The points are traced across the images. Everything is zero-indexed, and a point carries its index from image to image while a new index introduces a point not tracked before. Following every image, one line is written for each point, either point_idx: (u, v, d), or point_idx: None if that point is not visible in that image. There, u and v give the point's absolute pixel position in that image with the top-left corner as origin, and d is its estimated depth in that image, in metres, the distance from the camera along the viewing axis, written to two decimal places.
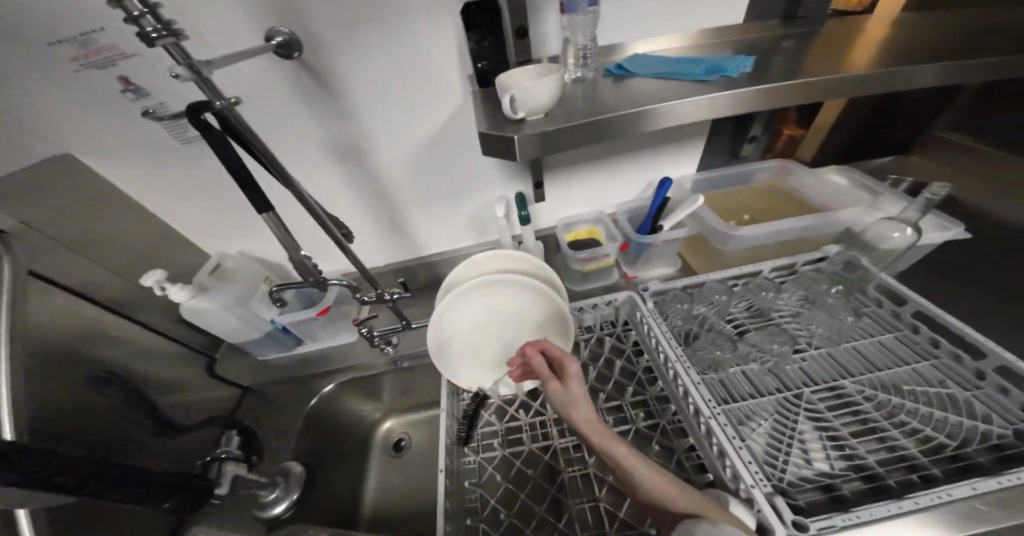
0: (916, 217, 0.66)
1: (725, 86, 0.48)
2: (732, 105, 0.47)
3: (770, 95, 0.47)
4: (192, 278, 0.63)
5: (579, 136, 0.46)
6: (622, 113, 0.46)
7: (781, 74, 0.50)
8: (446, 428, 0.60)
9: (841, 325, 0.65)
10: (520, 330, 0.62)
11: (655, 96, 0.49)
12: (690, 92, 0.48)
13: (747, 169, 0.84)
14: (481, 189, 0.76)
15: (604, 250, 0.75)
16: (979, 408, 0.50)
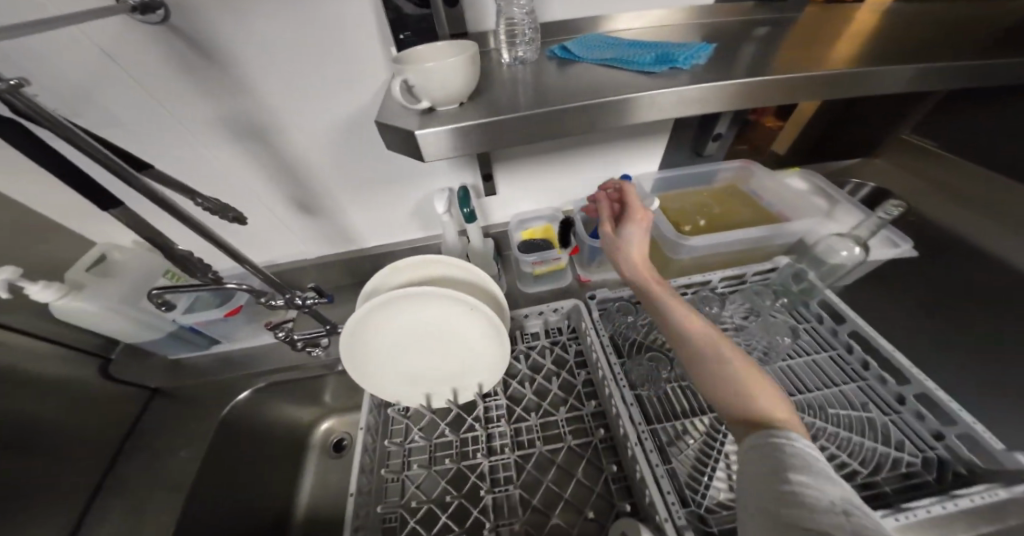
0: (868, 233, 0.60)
1: (671, 82, 0.40)
2: (674, 104, 0.39)
3: (718, 93, 0.39)
4: (67, 277, 0.57)
5: (496, 135, 0.37)
6: (544, 110, 0.37)
7: (742, 66, 0.42)
8: (360, 445, 0.54)
9: (782, 342, 0.62)
10: (450, 343, 0.57)
11: (591, 86, 0.41)
12: (631, 86, 0.40)
13: (714, 168, 0.77)
14: (419, 179, 0.68)
15: (554, 253, 0.69)
16: (894, 432, 0.52)
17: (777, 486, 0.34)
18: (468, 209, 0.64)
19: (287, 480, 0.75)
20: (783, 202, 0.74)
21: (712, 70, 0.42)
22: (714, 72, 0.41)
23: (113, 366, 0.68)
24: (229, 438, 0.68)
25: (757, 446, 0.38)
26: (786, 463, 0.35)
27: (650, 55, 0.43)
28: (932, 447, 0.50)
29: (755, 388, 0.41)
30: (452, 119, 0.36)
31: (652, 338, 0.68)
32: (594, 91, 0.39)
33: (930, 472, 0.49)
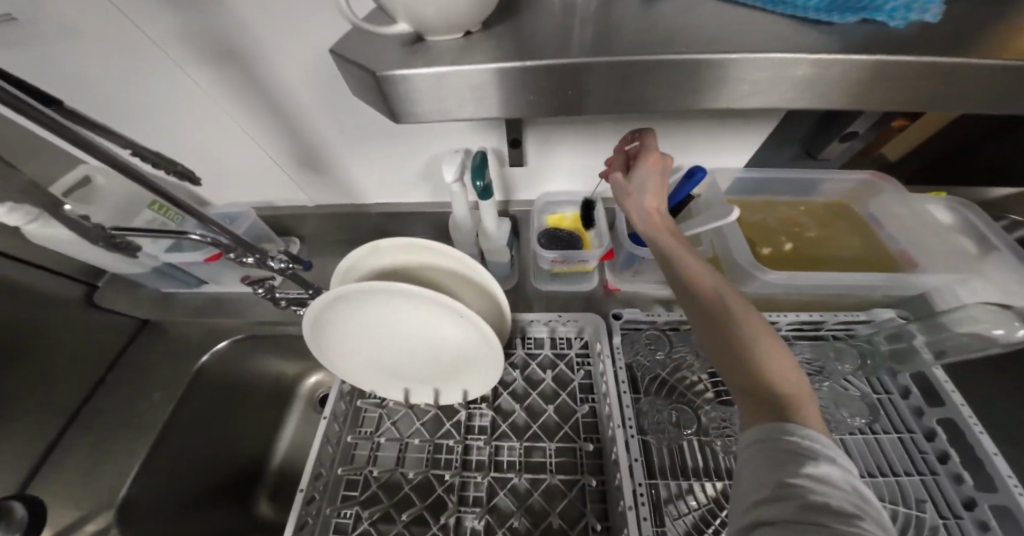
0: None
1: (860, 45, 0.22)
2: (841, 82, 0.23)
3: (940, 76, 0.22)
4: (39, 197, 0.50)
5: (511, 94, 0.23)
6: (601, 61, 0.22)
7: (975, 29, 0.23)
8: (319, 439, 0.47)
9: (850, 420, 0.48)
10: (433, 345, 0.48)
11: (700, 31, 0.24)
12: (776, 39, 0.23)
13: (818, 176, 0.59)
14: (431, 135, 0.55)
15: (581, 255, 0.57)
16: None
17: (773, 483, 0.25)
18: (482, 182, 0.51)
19: (265, 429, 0.75)
20: (914, 237, 0.55)
21: (937, 34, 0.23)
22: (935, 38, 0.23)
23: (96, 294, 0.71)
24: (206, 380, 0.70)
25: (762, 437, 0.27)
26: (790, 461, 0.25)
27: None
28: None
29: (768, 361, 0.30)
30: (450, 56, 0.22)
31: (682, 376, 0.57)
32: (706, 40, 0.23)
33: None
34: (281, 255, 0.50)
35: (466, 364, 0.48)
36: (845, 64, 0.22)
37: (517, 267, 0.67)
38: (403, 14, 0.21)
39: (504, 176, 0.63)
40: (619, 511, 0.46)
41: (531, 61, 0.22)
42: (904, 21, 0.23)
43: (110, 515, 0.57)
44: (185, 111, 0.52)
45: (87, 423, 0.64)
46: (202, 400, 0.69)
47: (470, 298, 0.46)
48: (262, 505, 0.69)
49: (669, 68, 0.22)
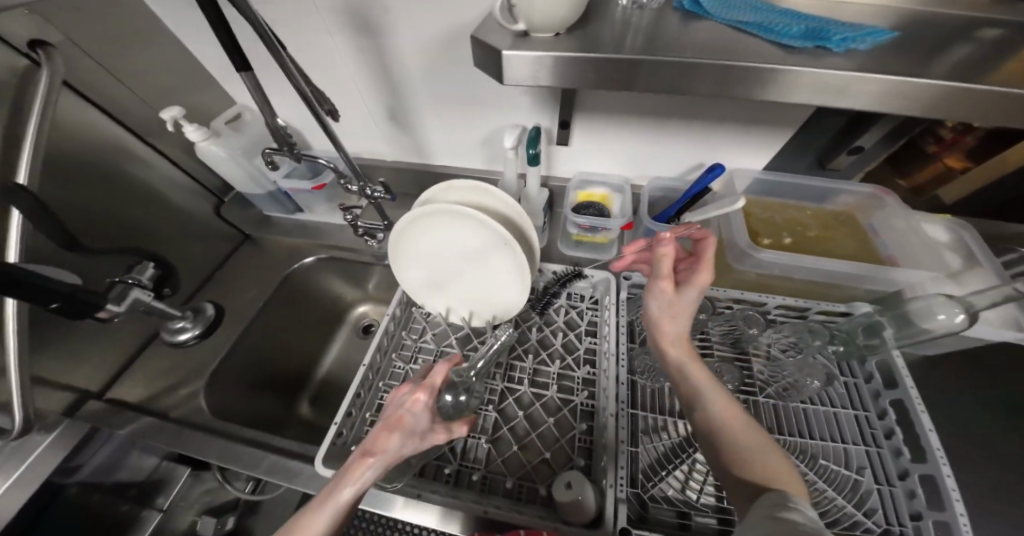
0: (984, 305, 0.50)
1: (818, 64, 0.32)
2: (807, 86, 0.33)
3: (878, 88, 0.31)
4: (210, 122, 0.72)
5: (577, 69, 0.35)
6: (639, 58, 0.34)
7: (920, 64, 0.33)
8: (385, 326, 0.64)
9: (809, 385, 0.57)
10: (475, 267, 0.62)
11: (718, 45, 0.35)
12: (761, 55, 0.33)
13: (826, 185, 0.67)
14: (500, 110, 0.68)
15: (605, 223, 0.68)
16: (872, 501, 0.49)
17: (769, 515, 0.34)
18: (534, 151, 0.63)
19: (316, 344, 0.91)
20: (904, 246, 0.62)
21: (887, 64, 0.32)
22: (886, 65, 0.32)
23: (222, 207, 0.89)
24: (285, 288, 0.87)
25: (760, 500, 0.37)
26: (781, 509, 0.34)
27: (808, 24, 0.35)
28: (903, 526, 0.47)
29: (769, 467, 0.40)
30: (544, 45, 0.35)
31: None
32: (713, 54, 0.34)
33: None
34: (373, 187, 0.65)
35: (498, 287, 0.63)
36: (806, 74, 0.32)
37: (547, 232, 0.79)
38: (522, 16, 0.34)
39: (551, 153, 0.75)
40: (603, 424, 0.58)
41: (596, 58, 0.34)
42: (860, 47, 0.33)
43: (201, 380, 0.71)
44: (318, 69, 0.67)
45: (194, 302, 0.81)
46: (277, 307, 0.85)
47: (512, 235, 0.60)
48: (304, 407, 0.84)
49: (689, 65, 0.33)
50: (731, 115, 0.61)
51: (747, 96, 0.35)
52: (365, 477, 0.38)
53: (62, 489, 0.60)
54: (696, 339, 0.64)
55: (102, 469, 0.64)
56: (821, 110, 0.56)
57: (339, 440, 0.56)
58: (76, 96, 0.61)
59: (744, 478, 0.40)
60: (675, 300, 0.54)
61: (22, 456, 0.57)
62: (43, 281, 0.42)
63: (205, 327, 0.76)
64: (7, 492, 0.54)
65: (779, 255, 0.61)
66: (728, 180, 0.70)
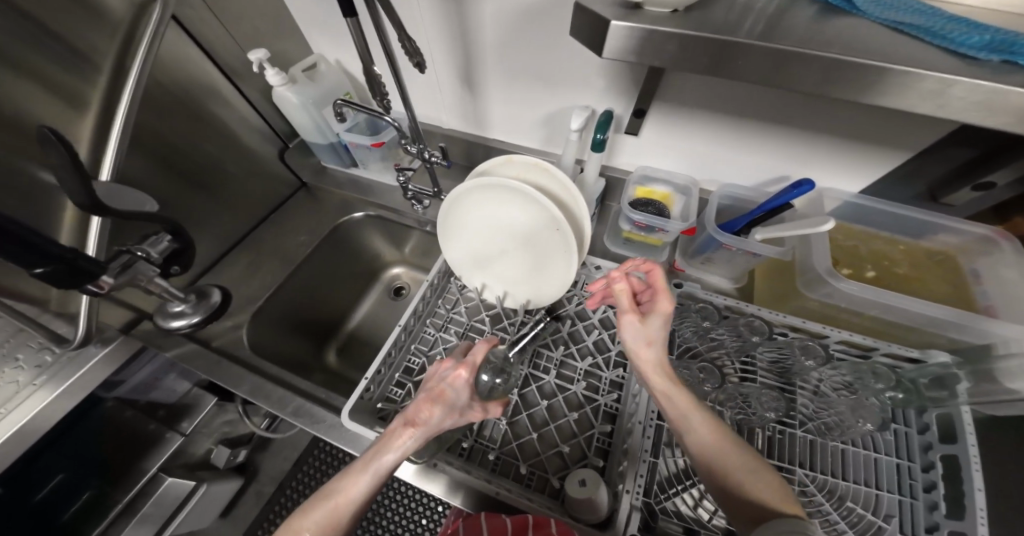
0: None
1: (1000, 78, 0.26)
2: (971, 103, 0.27)
3: None
4: (287, 69, 0.73)
5: (694, 54, 0.32)
6: (776, 47, 0.29)
7: None
8: (422, 292, 0.64)
9: (859, 428, 0.52)
10: (524, 248, 0.61)
11: (861, 41, 0.30)
12: (919, 59, 0.28)
13: (929, 221, 0.59)
14: (576, 91, 0.65)
15: (664, 224, 0.64)
16: None
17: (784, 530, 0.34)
18: (601, 135, 0.59)
19: (349, 298, 0.94)
20: None
21: None
22: None
23: (286, 152, 0.92)
24: (330, 242, 0.89)
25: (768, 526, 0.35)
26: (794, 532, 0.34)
27: (988, 27, 0.29)
28: None
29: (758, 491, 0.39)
30: (657, 21, 0.32)
31: (715, 355, 0.62)
32: (859, 55, 0.29)
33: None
34: (433, 152, 0.65)
35: (544, 274, 0.62)
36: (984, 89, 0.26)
37: (595, 224, 0.77)
38: None
39: (618, 142, 0.71)
40: (626, 429, 0.57)
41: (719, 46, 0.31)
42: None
43: (245, 316, 0.74)
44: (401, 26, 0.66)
45: (250, 241, 0.85)
46: (320, 259, 0.87)
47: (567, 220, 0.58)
48: (331, 356, 0.88)
49: (835, 61, 0.28)
50: (836, 129, 0.54)
51: (887, 108, 0.30)
52: (406, 446, 0.38)
53: (99, 403, 0.62)
54: (738, 360, 0.61)
55: (142, 386, 0.68)
56: (949, 131, 0.49)
57: (365, 395, 0.57)
58: (181, 29, 0.64)
59: (740, 503, 0.39)
60: (644, 327, 0.49)
61: (73, 369, 0.57)
62: (35, 234, 0.39)
63: (207, 315, 0.69)
64: (59, 398, 0.55)
65: (863, 287, 0.55)
66: (815, 199, 0.63)
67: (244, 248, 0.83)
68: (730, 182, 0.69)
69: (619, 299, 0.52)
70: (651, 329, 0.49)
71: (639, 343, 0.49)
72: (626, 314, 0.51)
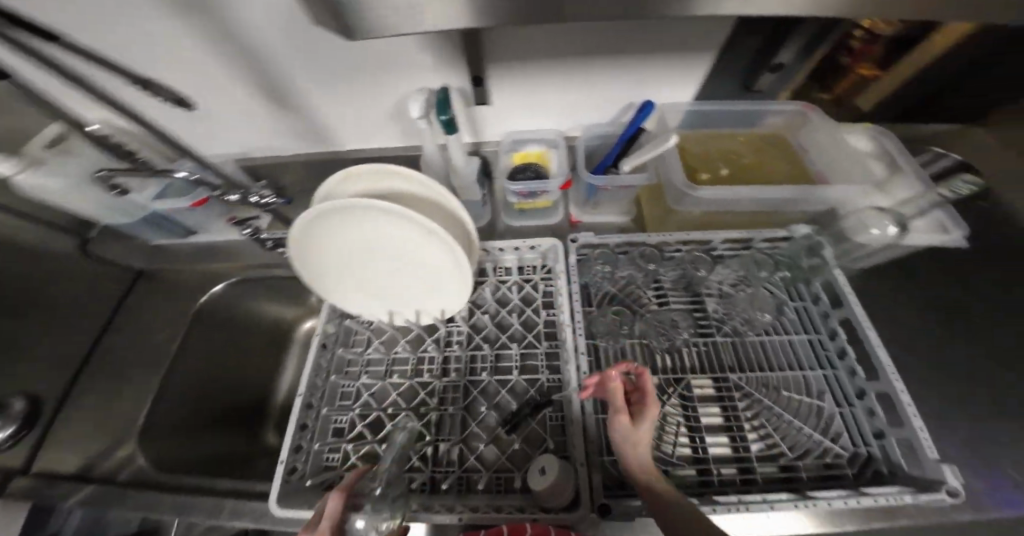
0: (907, 213, 0.54)
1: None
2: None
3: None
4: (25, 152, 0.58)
5: None
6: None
7: None
8: (315, 345, 0.56)
9: (760, 318, 0.57)
10: (415, 263, 0.55)
11: None
12: None
13: (754, 108, 0.62)
14: (402, 77, 0.59)
15: (544, 186, 0.62)
16: (837, 425, 0.49)
17: None
18: (446, 117, 0.53)
19: (264, 371, 0.80)
20: (831, 160, 0.59)
21: None
22: None
23: (96, 246, 0.74)
24: (200, 328, 0.75)
25: None
26: None
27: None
28: (867, 444, 0.47)
29: None
30: None
31: (629, 291, 0.63)
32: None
33: (852, 468, 0.48)
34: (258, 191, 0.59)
35: (446, 282, 0.56)
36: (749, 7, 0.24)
37: (490, 203, 0.73)
38: None
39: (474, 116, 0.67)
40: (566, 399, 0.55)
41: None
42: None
43: (126, 450, 0.60)
44: (161, 64, 0.54)
45: (95, 364, 0.68)
46: (197, 348, 0.74)
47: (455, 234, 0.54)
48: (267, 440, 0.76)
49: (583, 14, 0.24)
50: (653, 45, 0.54)
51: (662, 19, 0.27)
52: None
53: None
54: (651, 288, 0.63)
55: None
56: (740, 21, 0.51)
57: (292, 476, 0.50)
58: None
59: None
60: (635, 432, 0.41)
61: None
62: None
63: (24, 420, 0.61)
64: None
65: (716, 192, 0.57)
66: (659, 118, 0.64)
67: (90, 375, 0.67)
68: (591, 122, 0.69)
69: (612, 394, 0.44)
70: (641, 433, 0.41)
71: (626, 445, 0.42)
72: (617, 405, 0.43)
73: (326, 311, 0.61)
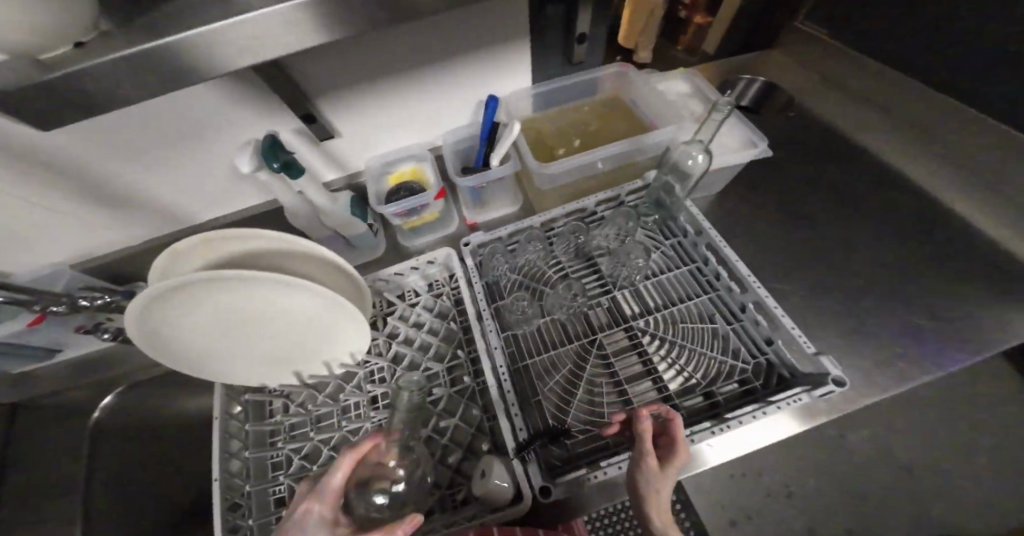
0: (731, 146, 0.60)
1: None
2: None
3: None
4: None
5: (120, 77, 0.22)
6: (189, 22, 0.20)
7: None
8: (217, 430, 0.50)
9: (638, 264, 0.59)
10: (292, 326, 0.48)
11: None
12: None
13: (590, 76, 0.63)
14: (219, 132, 0.52)
15: (421, 201, 0.54)
16: (734, 342, 0.52)
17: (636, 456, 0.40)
18: (279, 163, 0.41)
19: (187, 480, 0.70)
20: (654, 106, 0.62)
21: None
22: None
23: None
24: (86, 473, 0.63)
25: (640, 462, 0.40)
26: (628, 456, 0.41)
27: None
28: (763, 352, 0.50)
29: None
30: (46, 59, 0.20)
31: (530, 270, 0.64)
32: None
33: (759, 379, 0.50)
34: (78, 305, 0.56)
35: (334, 331, 0.50)
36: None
37: (383, 233, 0.62)
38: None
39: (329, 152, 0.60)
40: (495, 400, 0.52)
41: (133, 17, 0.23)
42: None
43: None
44: None
45: None
46: (102, 482, 0.64)
47: (348, 290, 0.51)
48: None
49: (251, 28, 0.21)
50: (473, 38, 0.52)
51: (375, 30, 0.25)
52: None
53: None
54: (551, 266, 0.64)
55: None
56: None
57: None
58: None
59: None
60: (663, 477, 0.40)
61: None
62: None
63: None
64: None
65: (562, 164, 0.58)
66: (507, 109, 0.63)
67: None
68: (450, 126, 0.65)
69: (641, 443, 0.39)
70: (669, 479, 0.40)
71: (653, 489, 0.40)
72: (647, 455, 0.39)
73: (223, 395, 0.53)
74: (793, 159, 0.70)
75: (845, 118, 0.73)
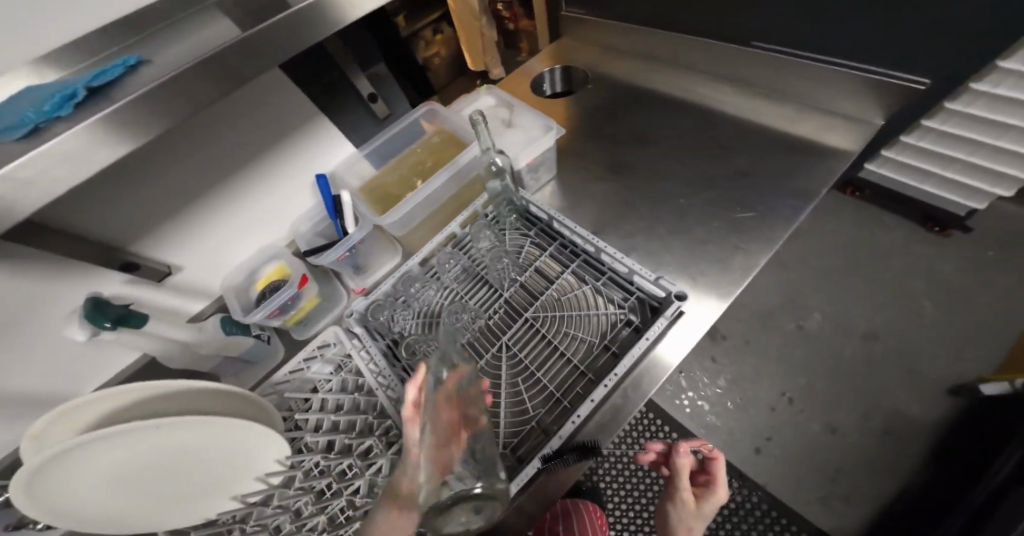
0: (539, 128, 0.67)
1: (77, 116, 0.23)
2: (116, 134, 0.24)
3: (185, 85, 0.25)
4: None
5: None
6: None
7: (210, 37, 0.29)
8: None
9: (506, 264, 0.63)
10: (187, 462, 0.47)
11: None
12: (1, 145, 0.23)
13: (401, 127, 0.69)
14: (47, 319, 0.51)
15: (285, 293, 0.56)
16: (607, 293, 0.57)
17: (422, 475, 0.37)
18: (111, 318, 0.45)
19: None
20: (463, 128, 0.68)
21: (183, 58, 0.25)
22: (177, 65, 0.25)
23: None
24: None
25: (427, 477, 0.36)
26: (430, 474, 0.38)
27: (53, 93, 0.26)
28: (631, 290, 0.55)
29: None
30: None
31: (422, 308, 0.62)
32: None
33: (637, 315, 0.54)
34: None
35: (237, 448, 0.49)
36: (69, 141, 0.22)
37: (277, 336, 0.63)
38: None
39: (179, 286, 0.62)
40: None
41: None
42: (125, 85, 0.26)
43: None
44: None
45: None
46: None
47: (240, 407, 0.51)
48: None
49: None
50: (263, 134, 0.60)
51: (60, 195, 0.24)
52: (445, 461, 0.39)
53: None
54: (443, 296, 0.64)
55: None
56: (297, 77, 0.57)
57: None
58: None
59: None
60: (698, 510, 0.47)
61: None
62: None
63: None
64: None
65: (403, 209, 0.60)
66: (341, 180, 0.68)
67: None
68: (294, 214, 0.71)
69: (678, 479, 0.46)
70: (706, 507, 0.47)
71: (686, 514, 0.47)
72: (684, 492, 0.47)
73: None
74: (614, 120, 0.77)
75: (635, 74, 0.82)
